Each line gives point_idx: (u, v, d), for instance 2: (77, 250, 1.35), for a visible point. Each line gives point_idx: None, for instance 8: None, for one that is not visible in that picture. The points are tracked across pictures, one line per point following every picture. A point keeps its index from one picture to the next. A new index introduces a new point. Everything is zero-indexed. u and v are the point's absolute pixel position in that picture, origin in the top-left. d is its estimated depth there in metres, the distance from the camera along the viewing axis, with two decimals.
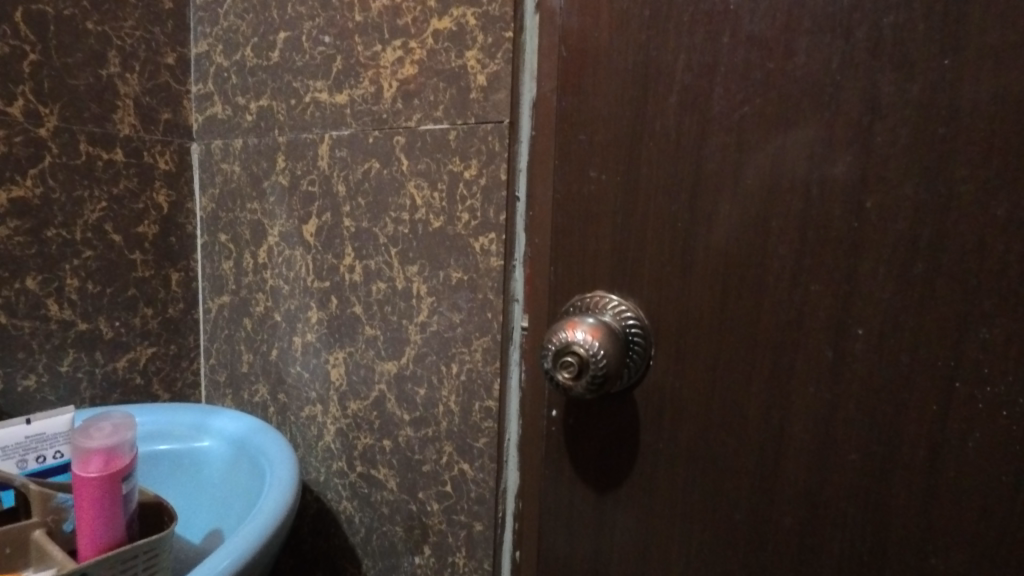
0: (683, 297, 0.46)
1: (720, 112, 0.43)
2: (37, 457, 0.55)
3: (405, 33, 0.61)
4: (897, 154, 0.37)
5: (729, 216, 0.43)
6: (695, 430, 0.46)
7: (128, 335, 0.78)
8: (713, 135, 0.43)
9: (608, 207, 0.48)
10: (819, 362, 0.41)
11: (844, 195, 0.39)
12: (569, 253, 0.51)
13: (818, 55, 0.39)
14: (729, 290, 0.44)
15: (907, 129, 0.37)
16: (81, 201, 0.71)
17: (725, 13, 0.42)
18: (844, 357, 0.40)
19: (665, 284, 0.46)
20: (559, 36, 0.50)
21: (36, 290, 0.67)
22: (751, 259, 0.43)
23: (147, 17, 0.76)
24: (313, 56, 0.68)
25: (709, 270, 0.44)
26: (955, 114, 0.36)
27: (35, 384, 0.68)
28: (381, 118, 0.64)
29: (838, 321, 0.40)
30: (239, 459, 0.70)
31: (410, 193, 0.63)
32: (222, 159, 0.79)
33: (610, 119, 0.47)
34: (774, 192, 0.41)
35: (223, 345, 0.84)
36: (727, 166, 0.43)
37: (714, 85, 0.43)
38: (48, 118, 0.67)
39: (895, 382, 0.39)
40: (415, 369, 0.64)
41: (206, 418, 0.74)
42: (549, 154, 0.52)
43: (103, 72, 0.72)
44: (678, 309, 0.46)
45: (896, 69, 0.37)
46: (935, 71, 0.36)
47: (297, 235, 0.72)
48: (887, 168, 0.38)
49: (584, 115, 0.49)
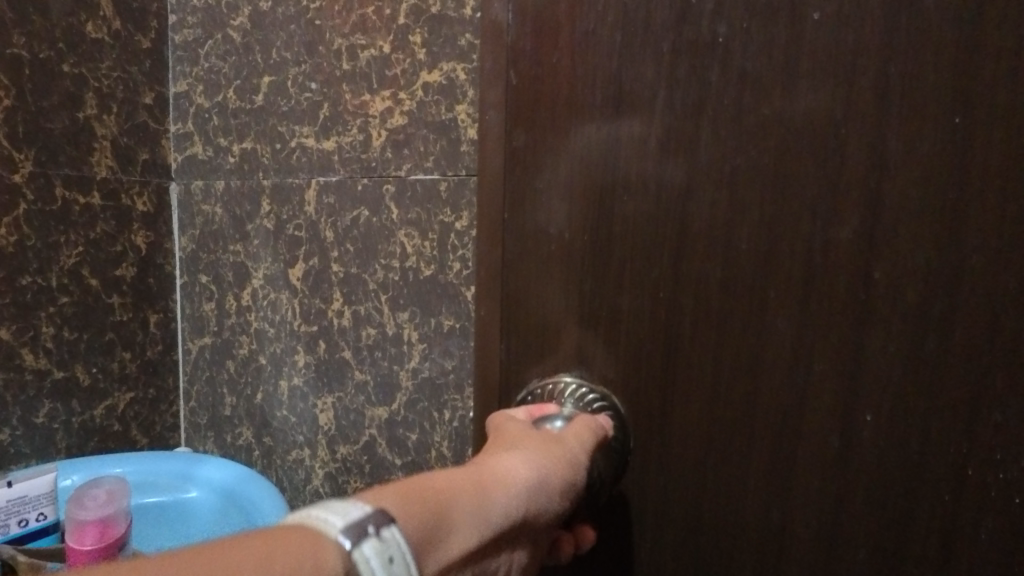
0: (661, 377, 0.39)
1: (709, 163, 0.36)
2: (20, 520, 0.54)
3: (395, 83, 0.62)
4: (907, 216, 0.33)
5: (720, 288, 0.37)
6: (682, 545, 0.39)
7: (105, 381, 0.75)
8: (700, 192, 0.36)
9: (569, 270, 0.40)
10: (817, 452, 0.36)
11: (849, 260, 0.34)
12: (524, 328, 0.42)
13: (813, 110, 0.34)
14: (722, 374, 0.37)
15: (921, 196, 0.32)
16: (56, 246, 0.69)
17: (712, 43, 0.35)
18: (850, 446, 0.35)
19: (642, 359, 0.39)
20: (507, 57, 0.40)
21: (10, 339, 0.65)
22: (744, 340, 0.37)
23: (124, 57, 0.75)
24: (299, 102, 0.69)
25: (698, 349, 0.38)
26: (970, 175, 0.31)
27: (10, 437, 0.66)
28: (370, 166, 0.64)
29: (844, 409, 0.35)
30: (230, 511, 0.63)
31: (401, 240, 0.63)
32: (202, 201, 0.78)
33: (578, 166, 0.39)
34: (770, 257, 0.36)
35: (204, 387, 0.81)
36: (719, 229, 0.36)
37: (703, 133, 0.36)
38: (23, 163, 0.66)
39: (907, 473, 0.34)
40: (407, 414, 0.65)
41: (192, 466, 0.67)
42: (494, 203, 0.42)
43: (80, 114, 0.70)
44: (660, 392, 0.39)
45: (906, 123, 0.32)
46: (950, 134, 0.32)
47: (283, 279, 0.72)
48: (895, 231, 0.33)
49: (541, 162, 0.40)
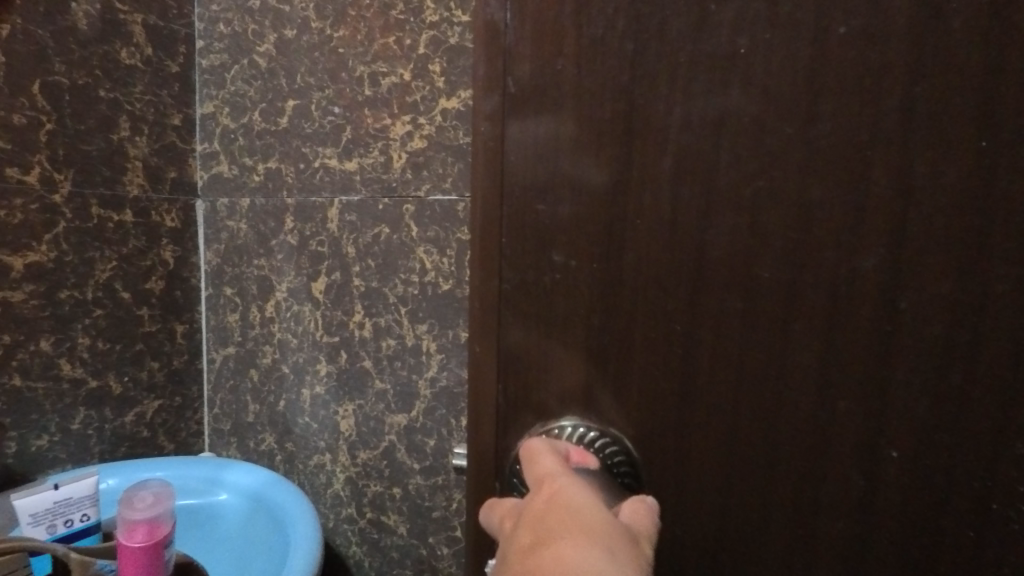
0: (683, 486, 0.27)
1: (728, 186, 0.24)
2: (65, 521, 0.58)
3: (414, 109, 0.66)
4: (949, 258, 0.22)
5: (742, 356, 0.25)
6: None
7: (134, 390, 0.79)
8: (721, 220, 0.24)
9: (558, 312, 0.27)
10: (839, 557, 0.26)
11: (897, 323, 0.23)
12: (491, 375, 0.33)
13: (856, 117, 0.23)
14: (751, 479, 0.26)
15: (1020, 241, 0.22)
16: (92, 262, 0.73)
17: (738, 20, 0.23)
18: (873, 549, 0.25)
19: (672, 469, 0.27)
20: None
21: (49, 351, 0.69)
22: (761, 431, 0.26)
23: (154, 81, 0.78)
24: (322, 125, 0.72)
25: (712, 445, 0.26)
26: (1004, 206, 0.22)
27: (48, 443, 0.70)
28: (390, 187, 0.68)
29: (848, 507, 0.25)
30: (257, 513, 0.67)
31: (419, 257, 0.67)
32: (227, 217, 0.82)
33: (593, 193, 0.26)
34: (795, 314, 0.24)
35: (227, 395, 0.85)
36: (743, 276, 0.25)
37: (723, 152, 0.24)
38: (62, 184, 0.70)
39: (931, 564, 0.25)
40: (425, 421, 0.68)
41: (220, 471, 0.71)
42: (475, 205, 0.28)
43: (114, 137, 0.74)
44: (675, 505, 0.27)
45: (941, 145, 0.22)
46: (984, 158, 0.22)
47: (305, 292, 0.76)
48: (934, 274, 0.23)
49: (546, 177, 0.26)
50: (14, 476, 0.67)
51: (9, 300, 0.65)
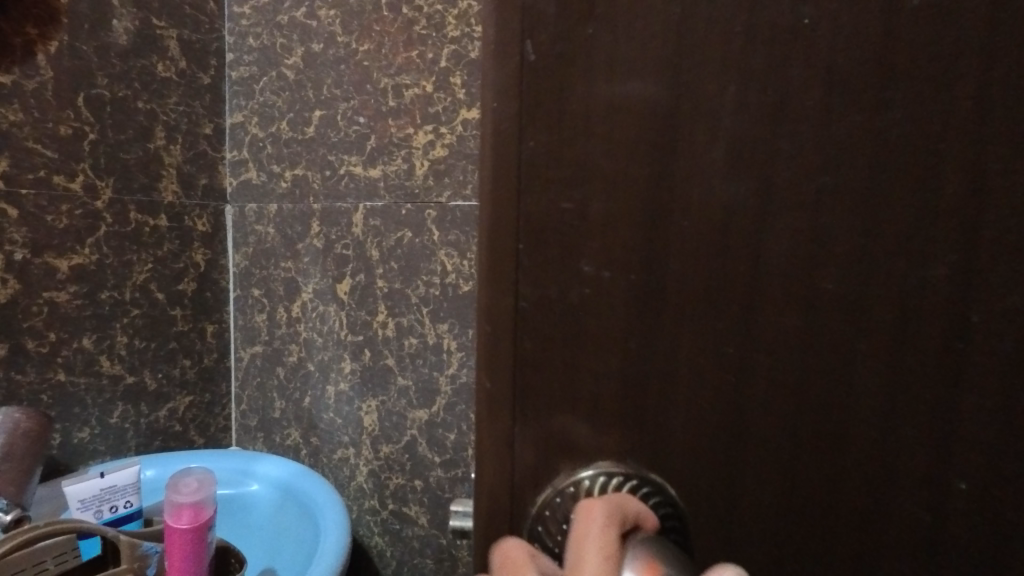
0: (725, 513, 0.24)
1: (787, 179, 0.22)
2: (111, 507, 0.61)
3: (436, 120, 0.70)
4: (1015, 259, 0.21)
5: (800, 371, 0.23)
6: None
7: (168, 386, 0.82)
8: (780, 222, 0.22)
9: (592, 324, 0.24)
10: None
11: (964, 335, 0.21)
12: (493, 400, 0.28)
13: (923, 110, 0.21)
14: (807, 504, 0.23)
15: None
16: (130, 264, 0.77)
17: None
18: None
19: (720, 502, 0.24)
20: None
21: (90, 348, 0.73)
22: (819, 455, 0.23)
23: (188, 92, 0.83)
24: (348, 134, 0.76)
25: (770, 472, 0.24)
26: None
27: (89, 436, 0.74)
28: (413, 193, 0.72)
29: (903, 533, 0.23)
30: (286, 503, 0.70)
31: (441, 260, 0.71)
32: (255, 222, 0.86)
33: (627, 192, 0.23)
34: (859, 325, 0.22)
35: (253, 392, 0.89)
36: (800, 285, 0.22)
37: (782, 140, 0.22)
38: (104, 191, 0.74)
39: None
40: (446, 416, 0.72)
41: (251, 463, 0.74)
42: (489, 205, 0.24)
43: (151, 146, 0.78)
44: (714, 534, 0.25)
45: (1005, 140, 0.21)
46: None
47: (331, 293, 0.79)
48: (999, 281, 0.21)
49: (572, 169, 0.23)
50: (59, 466, 0.71)
51: (55, 300, 0.70)
